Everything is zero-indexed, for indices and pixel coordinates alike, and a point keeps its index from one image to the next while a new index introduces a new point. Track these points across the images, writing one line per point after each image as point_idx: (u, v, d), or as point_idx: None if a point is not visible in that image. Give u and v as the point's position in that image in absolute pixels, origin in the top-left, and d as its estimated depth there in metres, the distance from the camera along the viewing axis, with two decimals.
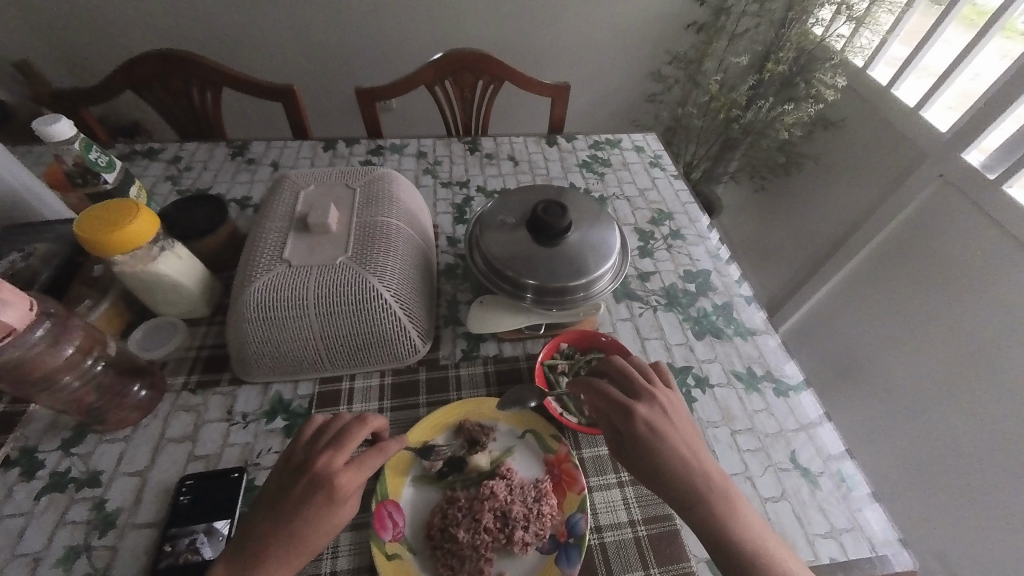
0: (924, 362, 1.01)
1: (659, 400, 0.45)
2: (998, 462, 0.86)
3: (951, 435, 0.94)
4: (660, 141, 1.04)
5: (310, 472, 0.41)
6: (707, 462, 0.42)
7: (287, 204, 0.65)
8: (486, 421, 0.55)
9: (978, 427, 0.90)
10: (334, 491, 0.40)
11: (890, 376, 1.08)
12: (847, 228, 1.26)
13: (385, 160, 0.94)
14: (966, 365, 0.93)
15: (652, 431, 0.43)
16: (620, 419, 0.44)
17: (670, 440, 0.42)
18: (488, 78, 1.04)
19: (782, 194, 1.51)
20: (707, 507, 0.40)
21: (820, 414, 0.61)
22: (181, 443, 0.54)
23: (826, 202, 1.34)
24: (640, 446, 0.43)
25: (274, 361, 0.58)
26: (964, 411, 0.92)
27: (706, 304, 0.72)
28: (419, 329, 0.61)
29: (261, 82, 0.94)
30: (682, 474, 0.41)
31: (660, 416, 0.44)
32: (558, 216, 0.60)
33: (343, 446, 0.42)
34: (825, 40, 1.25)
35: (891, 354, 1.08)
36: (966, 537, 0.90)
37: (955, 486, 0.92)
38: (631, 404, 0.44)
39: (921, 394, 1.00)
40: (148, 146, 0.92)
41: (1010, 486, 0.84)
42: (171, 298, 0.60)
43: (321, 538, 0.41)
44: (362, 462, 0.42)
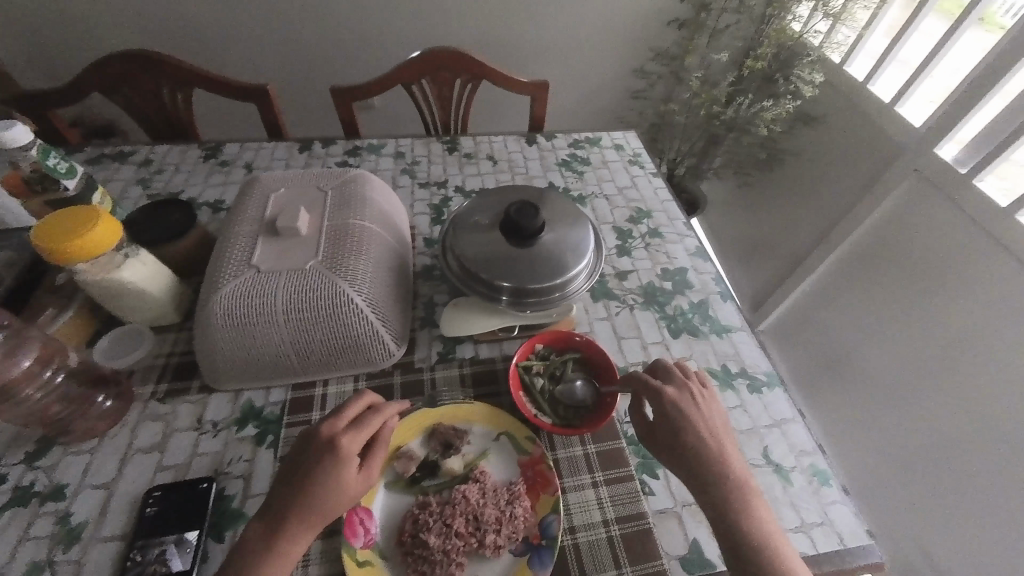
0: (901, 354, 1.03)
1: (689, 390, 0.50)
2: (970, 448, 0.88)
3: (925, 423, 0.97)
4: (640, 139, 1.04)
5: (315, 438, 0.45)
6: (728, 450, 0.47)
7: (257, 207, 0.64)
8: (461, 424, 0.55)
9: (951, 414, 0.92)
10: (337, 449, 0.44)
11: (870, 368, 1.09)
12: (827, 223, 1.27)
13: (362, 160, 0.93)
14: (940, 355, 0.95)
15: (677, 412, 0.48)
16: (651, 401, 0.49)
17: (697, 424, 0.47)
18: (467, 77, 1.03)
19: (765, 189, 1.52)
20: (719, 489, 0.44)
21: (792, 410, 0.62)
22: (149, 453, 0.53)
23: (808, 197, 1.35)
24: (668, 427, 0.47)
25: (245, 368, 0.57)
26: (938, 399, 0.95)
27: (683, 303, 0.73)
28: (393, 332, 0.61)
29: (234, 83, 0.93)
30: (703, 456, 0.46)
31: (688, 402, 0.48)
32: (530, 216, 0.60)
33: (342, 412, 0.47)
34: (803, 36, 1.24)
35: (871, 346, 1.10)
36: (944, 523, 0.92)
37: (943, 479, 0.92)
38: (663, 391, 0.48)
39: (902, 385, 1.02)
40: (118, 149, 0.90)
41: (983, 472, 0.86)
42: (139, 305, 0.59)
43: (336, 497, 0.43)
44: (360, 422, 0.46)
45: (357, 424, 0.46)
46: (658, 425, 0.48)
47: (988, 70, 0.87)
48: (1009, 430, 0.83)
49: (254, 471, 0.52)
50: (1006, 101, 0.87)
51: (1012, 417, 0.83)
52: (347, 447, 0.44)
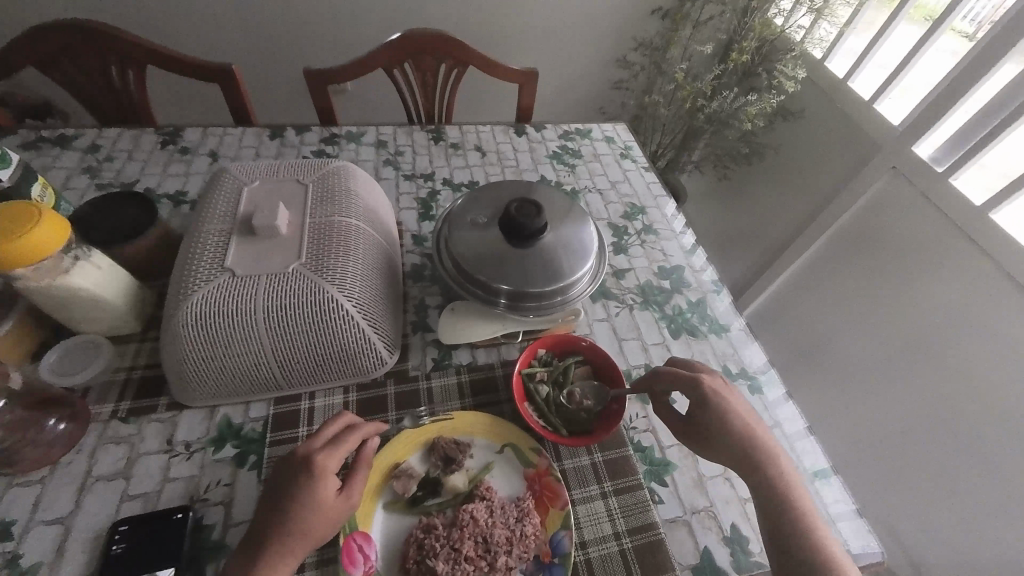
0: (878, 346, 1.07)
1: (716, 375, 0.53)
2: (953, 438, 0.92)
3: (907, 413, 1.00)
4: (630, 132, 1.02)
5: (291, 459, 0.42)
6: (765, 434, 0.49)
7: (227, 201, 0.58)
8: (462, 437, 0.52)
9: (932, 404, 0.96)
10: (310, 468, 0.40)
11: (848, 360, 1.13)
12: (805, 217, 1.30)
13: (340, 149, 0.87)
14: (913, 347, 1.00)
15: (716, 395, 0.50)
16: (688, 390, 0.50)
17: (736, 406, 0.49)
18: (452, 62, 0.97)
19: (745, 184, 1.54)
20: (765, 470, 0.47)
21: (792, 412, 0.62)
22: (112, 481, 0.47)
23: (787, 192, 1.37)
24: (707, 414, 0.49)
25: (220, 383, 0.51)
26: (915, 389, 0.99)
27: (681, 302, 0.72)
28: (385, 339, 0.56)
29: (194, 61, 0.84)
30: (742, 440, 0.48)
31: (722, 387, 0.51)
32: (532, 215, 0.56)
33: (319, 430, 0.43)
34: (785, 30, 1.26)
35: (847, 338, 1.14)
36: (917, 506, 0.96)
37: (930, 473, 0.95)
38: (700, 378, 0.50)
39: (879, 376, 1.06)
40: (58, 133, 0.80)
41: (964, 461, 0.90)
42: (94, 314, 0.52)
43: (314, 519, 0.40)
44: (337, 440, 0.42)
45: (333, 441, 0.42)
46: (696, 413, 0.50)
47: (963, 74, 0.90)
48: (993, 419, 0.87)
49: (236, 497, 0.47)
50: (976, 108, 0.91)
51: (986, 405, 0.88)
52: (321, 465, 0.41)
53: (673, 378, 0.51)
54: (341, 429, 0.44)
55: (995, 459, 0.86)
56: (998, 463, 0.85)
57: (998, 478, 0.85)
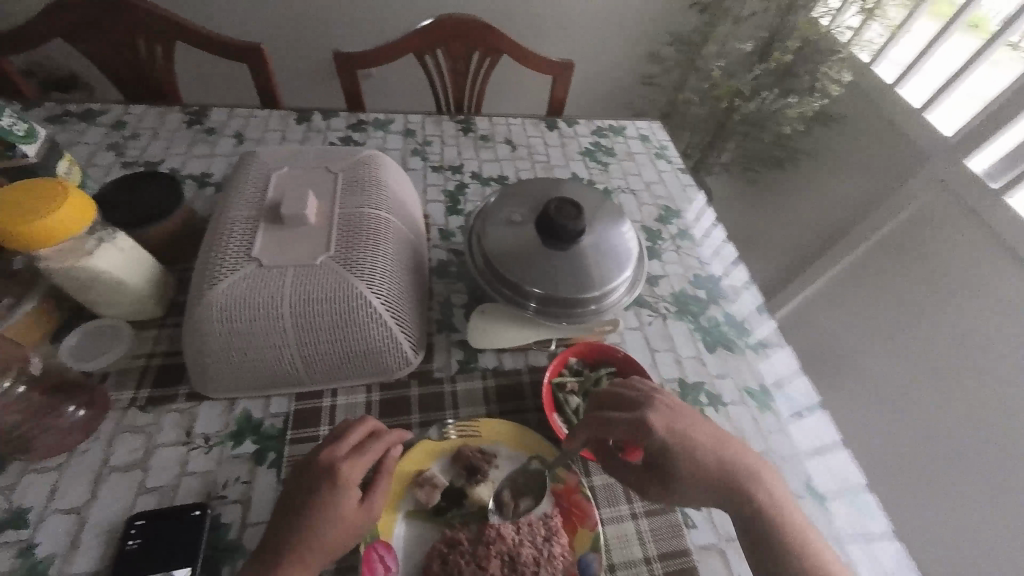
0: (905, 365, 1.04)
1: (663, 401, 0.46)
2: (960, 450, 0.93)
3: (917, 424, 1.01)
4: (666, 132, 0.97)
5: (311, 466, 0.40)
6: (739, 459, 0.44)
7: (255, 186, 0.56)
8: (487, 446, 0.49)
9: (943, 414, 0.97)
10: (334, 478, 0.39)
11: (873, 378, 1.10)
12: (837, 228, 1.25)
13: (367, 137, 0.84)
14: (948, 368, 0.96)
15: (672, 435, 0.43)
16: (640, 437, 0.44)
17: (698, 439, 0.44)
18: (484, 51, 0.94)
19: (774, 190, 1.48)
20: (747, 501, 0.43)
21: (835, 436, 0.59)
22: (128, 472, 0.46)
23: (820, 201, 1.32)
24: (673, 458, 0.43)
25: (240, 375, 0.50)
26: (925, 398, 1.00)
27: (718, 314, 0.68)
28: (411, 338, 0.54)
29: (223, 39, 0.82)
30: (715, 477, 0.43)
31: (677, 420, 0.44)
32: (571, 217, 0.53)
33: (341, 438, 0.41)
34: (830, 32, 1.17)
35: (875, 354, 1.10)
36: (914, 508, 0.99)
37: (935, 482, 0.96)
38: (647, 419, 0.43)
39: (901, 391, 1.04)
40: (85, 107, 0.79)
41: (970, 472, 0.91)
42: (113, 298, 0.51)
43: (335, 530, 0.38)
44: (363, 449, 0.41)
45: (358, 450, 0.41)
46: (656, 458, 0.44)
47: None
48: (1005, 435, 0.87)
49: (254, 496, 0.46)
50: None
51: (989, 411, 0.90)
52: (346, 475, 0.39)
53: (620, 425, 0.44)
54: (365, 436, 0.42)
55: (1000, 473, 0.87)
56: (1004, 476, 0.86)
57: (994, 479, 0.88)
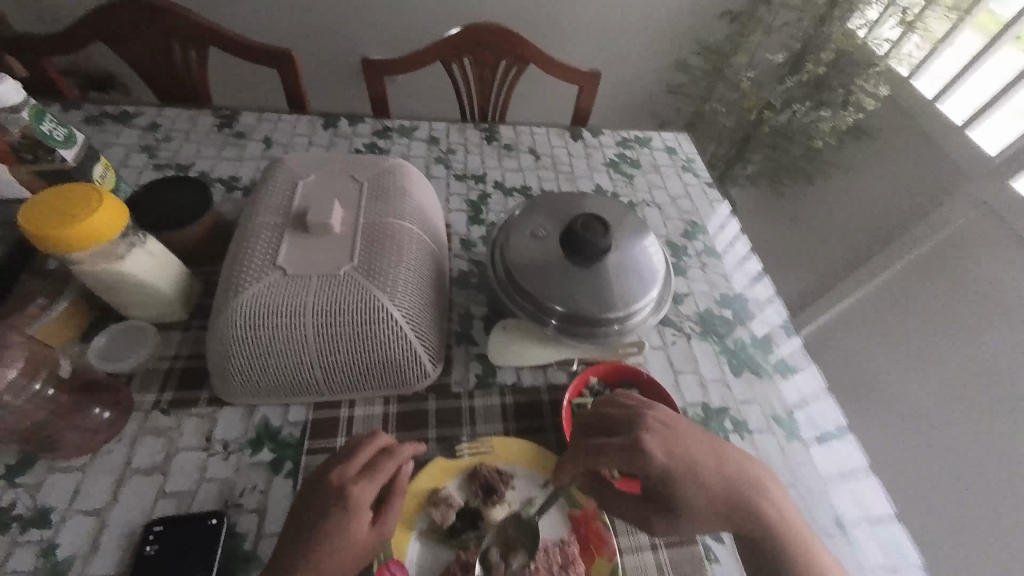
0: (928, 384, 1.02)
1: (654, 416, 0.43)
2: (960, 451, 0.95)
3: (921, 429, 1.02)
4: (693, 144, 0.96)
5: (320, 486, 0.39)
6: (741, 472, 0.43)
7: (282, 193, 0.56)
8: (504, 465, 0.48)
9: (945, 419, 0.98)
10: (344, 500, 0.37)
11: (897, 397, 1.07)
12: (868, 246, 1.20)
13: (392, 144, 0.84)
14: (966, 383, 0.95)
15: (670, 457, 0.41)
16: (637, 463, 0.41)
17: (697, 452, 0.42)
18: (511, 59, 0.93)
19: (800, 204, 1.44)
20: (753, 517, 0.42)
21: (867, 468, 0.57)
22: (149, 475, 0.46)
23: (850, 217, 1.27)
24: (673, 481, 0.41)
25: (261, 382, 0.50)
26: (930, 402, 1.01)
27: (744, 335, 0.66)
28: (430, 351, 0.54)
29: (256, 45, 0.83)
30: (718, 496, 0.41)
31: (673, 438, 0.42)
32: (598, 234, 0.52)
33: (352, 456, 0.40)
34: (868, 43, 1.14)
35: (905, 378, 1.06)
36: (919, 513, 1.01)
37: (938, 485, 0.98)
38: (642, 440, 0.41)
39: (921, 408, 1.02)
40: (121, 109, 0.81)
41: (969, 471, 0.93)
42: (140, 300, 0.52)
43: (346, 555, 0.37)
44: (374, 470, 0.39)
45: (369, 470, 0.40)
46: (655, 483, 0.41)
47: None
48: (1007, 439, 0.88)
49: (270, 505, 0.46)
50: None
51: (980, 412, 0.93)
52: (357, 497, 0.38)
53: (615, 451, 0.41)
54: (376, 454, 0.41)
55: (1002, 477, 0.88)
56: (1005, 479, 0.88)
57: (997, 481, 0.89)
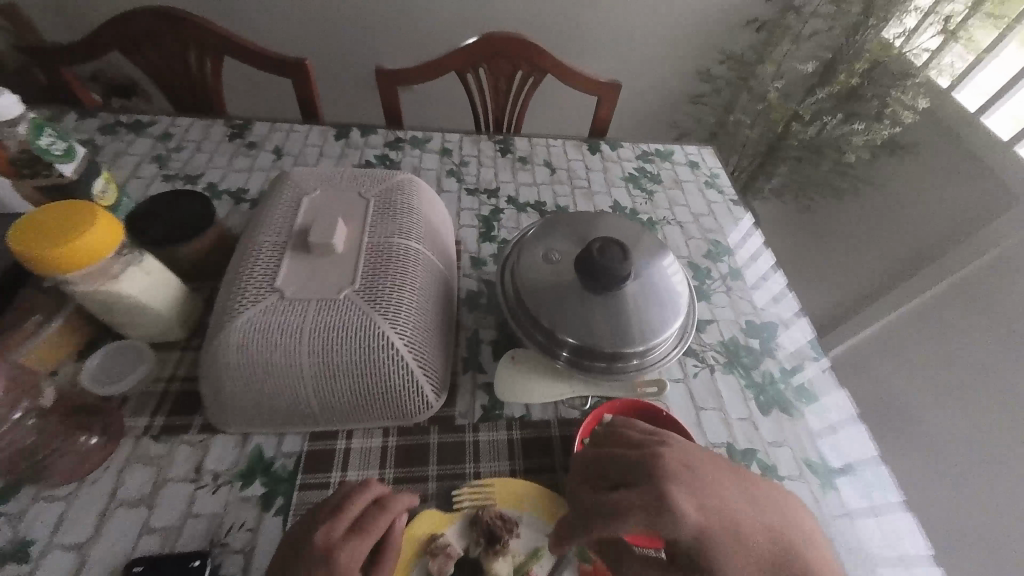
0: (933, 386, 1.00)
1: (670, 456, 0.35)
2: (962, 451, 0.93)
3: (924, 429, 1.00)
4: (717, 158, 0.91)
5: (305, 548, 0.35)
6: (789, 517, 0.34)
7: (285, 210, 0.54)
8: (509, 511, 0.45)
9: (949, 420, 0.96)
10: (331, 565, 0.34)
11: (902, 397, 1.05)
12: (900, 268, 1.12)
13: (404, 155, 0.82)
14: (974, 385, 0.92)
15: (703, 510, 0.32)
16: (667, 525, 0.31)
17: (725, 492, 0.34)
18: (528, 69, 0.90)
19: (826, 221, 1.35)
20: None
21: (910, 523, 0.52)
22: (135, 508, 0.44)
23: (880, 236, 1.18)
24: (716, 542, 0.31)
25: (254, 411, 0.47)
26: (934, 402, 0.99)
27: (773, 368, 0.62)
28: (434, 381, 0.50)
29: (270, 54, 0.82)
30: (780, 557, 0.31)
31: (699, 482, 0.33)
32: (617, 260, 0.48)
33: (341, 511, 0.37)
34: (904, 54, 1.07)
35: (942, 409, 0.98)
36: (918, 511, 0.99)
37: (939, 485, 0.96)
38: (665, 490, 0.32)
39: (923, 406, 1.01)
40: (135, 118, 0.80)
41: (971, 470, 0.92)
42: (136, 319, 0.49)
43: None
44: (364, 528, 0.36)
45: (360, 528, 0.36)
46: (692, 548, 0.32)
47: None
48: (1009, 437, 0.86)
49: (258, 545, 0.43)
50: None
51: (985, 411, 0.90)
52: (346, 562, 0.34)
53: (638, 512, 0.32)
54: (367, 508, 0.37)
55: (1003, 477, 0.86)
56: (1006, 479, 0.86)
57: (1000, 482, 0.87)
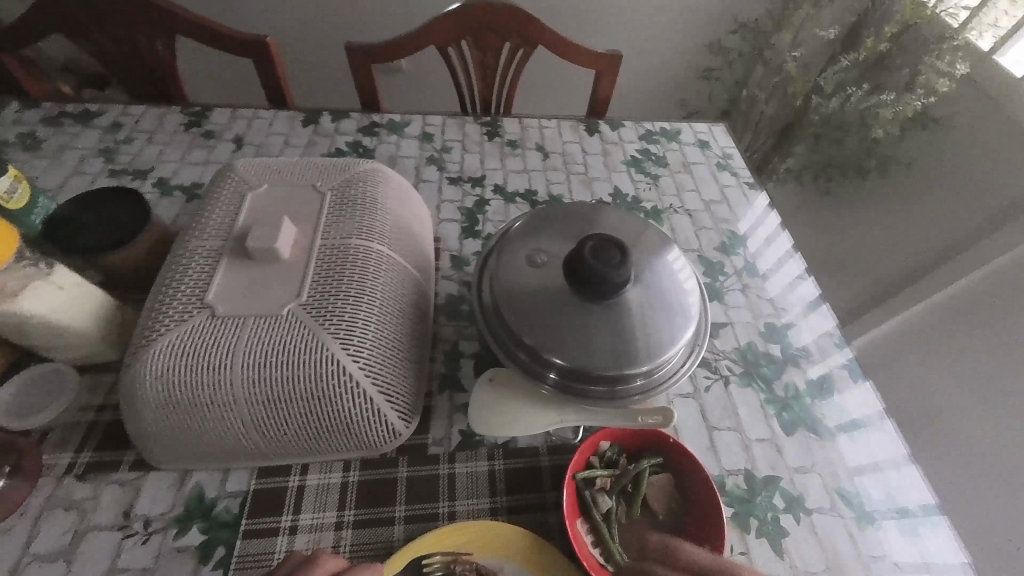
0: (951, 382, 0.91)
1: None
2: (978, 457, 0.86)
3: (935, 430, 0.93)
4: (731, 137, 0.81)
5: None
6: None
7: (226, 209, 0.46)
8: (488, 562, 0.38)
9: (962, 421, 0.89)
10: None
11: (913, 393, 0.97)
12: (928, 259, 1.00)
13: (380, 142, 0.74)
14: (997, 388, 0.84)
15: None
16: None
17: None
18: (517, 41, 0.81)
19: (842, 206, 1.21)
20: None
21: (962, 560, 0.44)
22: (50, 564, 0.37)
23: (904, 222, 1.06)
24: None
25: (190, 448, 0.40)
26: (953, 403, 0.90)
27: (798, 380, 0.53)
28: (401, 406, 0.43)
29: (226, 32, 0.73)
30: None
31: None
32: (613, 263, 0.40)
33: None
34: (938, 15, 0.93)
35: (970, 418, 0.88)
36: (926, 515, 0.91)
37: (950, 492, 0.89)
38: None
39: (936, 404, 0.93)
40: (83, 108, 0.73)
41: (986, 477, 0.85)
42: (56, 342, 0.43)
43: None
44: None
45: None
46: None
47: None
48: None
49: None
50: None
51: (1006, 414, 0.83)
52: None
53: None
54: None
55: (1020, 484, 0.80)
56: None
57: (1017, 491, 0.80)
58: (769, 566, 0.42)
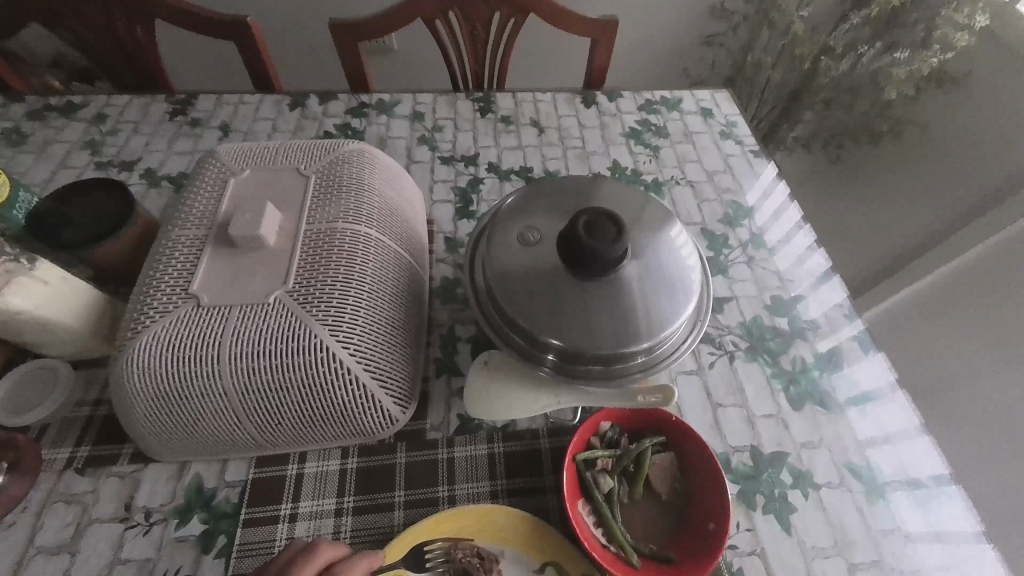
0: (964, 359, 0.89)
1: None
2: (986, 439, 0.85)
3: (942, 408, 0.92)
4: (734, 104, 0.78)
5: None
6: None
7: (210, 197, 0.45)
8: (489, 547, 0.38)
9: (972, 399, 0.87)
10: None
11: (926, 369, 0.95)
12: (943, 226, 0.96)
13: (369, 123, 0.72)
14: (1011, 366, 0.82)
15: None
16: None
17: None
18: (507, 11, 0.77)
19: (853, 174, 1.16)
20: None
21: (976, 531, 0.43)
22: (54, 556, 0.38)
23: (918, 189, 1.02)
24: None
25: (185, 439, 0.40)
26: (966, 380, 0.89)
27: (806, 353, 0.52)
28: (396, 392, 0.42)
29: (204, 13, 0.71)
30: None
31: None
32: (608, 239, 0.38)
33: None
34: None
35: (983, 396, 0.86)
36: None
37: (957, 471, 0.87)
38: None
39: (945, 380, 0.91)
40: (66, 100, 0.71)
41: (992, 456, 0.83)
42: (45, 339, 0.42)
43: None
44: None
45: None
46: None
47: None
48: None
49: None
50: None
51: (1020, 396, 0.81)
52: None
53: None
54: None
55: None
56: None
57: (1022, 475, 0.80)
58: (776, 543, 0.41)
